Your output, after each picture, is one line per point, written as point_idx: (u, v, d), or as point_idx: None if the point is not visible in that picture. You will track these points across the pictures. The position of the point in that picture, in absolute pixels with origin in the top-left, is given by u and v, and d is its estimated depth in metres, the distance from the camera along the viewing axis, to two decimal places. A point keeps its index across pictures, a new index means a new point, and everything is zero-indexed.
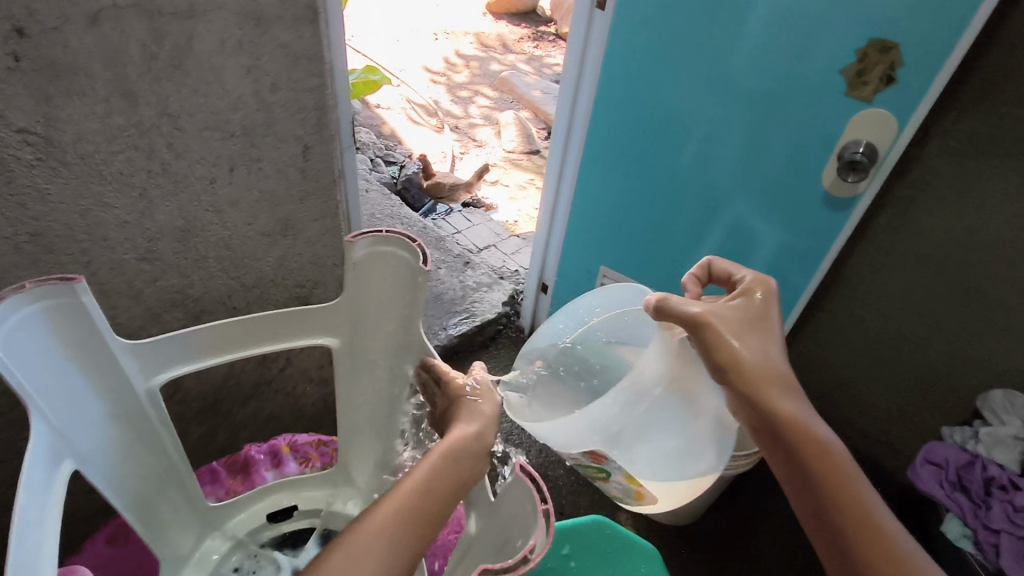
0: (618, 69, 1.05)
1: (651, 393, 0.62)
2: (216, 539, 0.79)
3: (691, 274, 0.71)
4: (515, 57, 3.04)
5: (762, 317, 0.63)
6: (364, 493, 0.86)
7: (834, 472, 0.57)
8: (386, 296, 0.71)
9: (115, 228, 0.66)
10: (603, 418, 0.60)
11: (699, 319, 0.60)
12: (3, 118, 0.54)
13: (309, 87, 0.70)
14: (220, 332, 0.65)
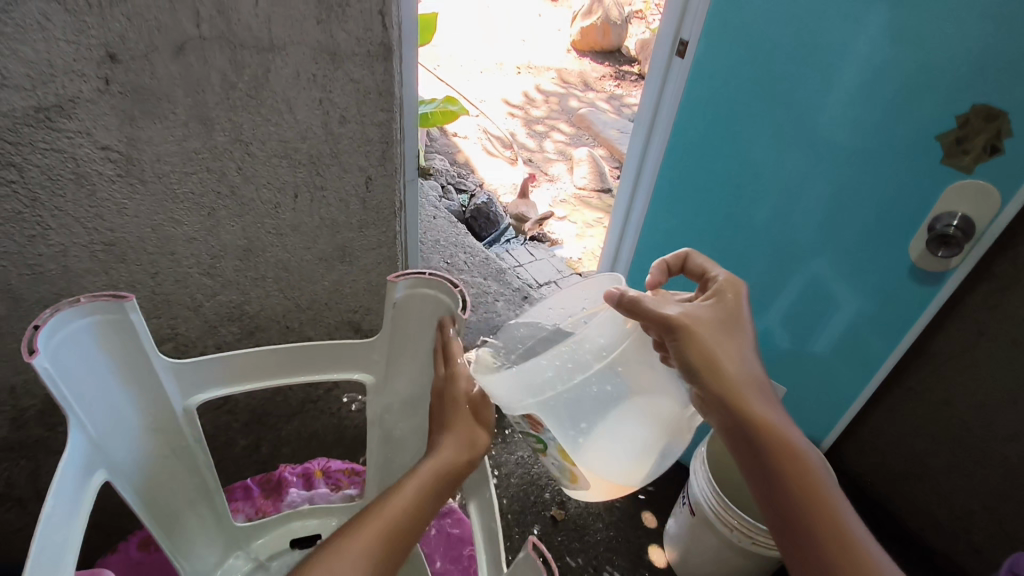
0: (695, 115, 1.02)
1: (590, 363, 0.59)
2: (239, 559, 0.81)
3: (663, 261, 0.69)
4: (595, 95, 3.05)
5: (734, 316, 0.63)
6: None
7: (803, 476, 0.57)
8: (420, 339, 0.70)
9: (183, 243, 0.68)
10: (540, 377, 0.58)
11: (674, 320, 0.58)
12: (90, 136, 0.57)
13: (377, 122, 0.71)
14: (257, 359, 0.67)
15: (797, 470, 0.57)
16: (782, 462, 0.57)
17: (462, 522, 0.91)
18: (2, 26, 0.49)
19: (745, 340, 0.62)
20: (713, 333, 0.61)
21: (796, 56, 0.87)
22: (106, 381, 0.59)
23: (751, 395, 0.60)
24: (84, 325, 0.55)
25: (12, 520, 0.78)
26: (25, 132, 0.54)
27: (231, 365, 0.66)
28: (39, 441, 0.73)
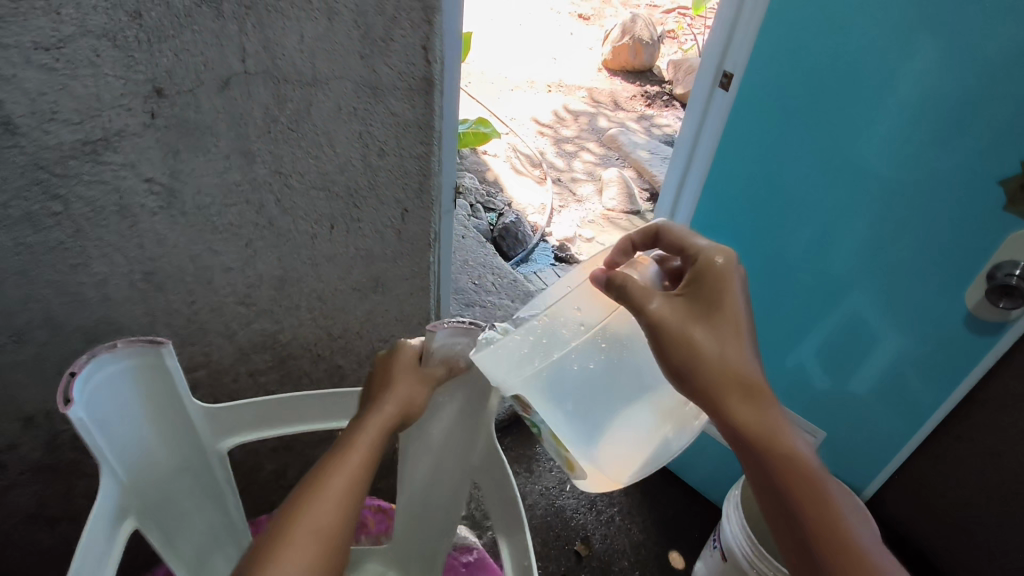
0: (733, 151, 0.98)
1: (568, 339, 0.58)
2: None
3: (628, 237, 0.62)
4: (626, 115, 3.02)
5: (725, 299, 0.55)
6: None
7: (811, 489, 0.52)
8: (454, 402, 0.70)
9: (220, 273, 0.68)
10: (519, 356, 0.56)
11: (651, 310, 0.54)
12: (134, 168, 0.57)
13: (415, 154, 0.70)
14: (292, 404, 0.65)
15: (806, 482, 0.52)
16: (789, 475, 0.52)
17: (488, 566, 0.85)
18: (53, 62, 0.49)
19: (742, 329, 0.54)
20: (701, 325, 0.54)
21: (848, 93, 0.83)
22: (134, 426, 0.60)
23: (751, 395, 0.54)
24: (122, 372, 0.56)
25: (40, 541, 0.78)
26: (71, 164, 0.54)
27: (262, 411, 0.66)
28: (70, 464, 0.73)
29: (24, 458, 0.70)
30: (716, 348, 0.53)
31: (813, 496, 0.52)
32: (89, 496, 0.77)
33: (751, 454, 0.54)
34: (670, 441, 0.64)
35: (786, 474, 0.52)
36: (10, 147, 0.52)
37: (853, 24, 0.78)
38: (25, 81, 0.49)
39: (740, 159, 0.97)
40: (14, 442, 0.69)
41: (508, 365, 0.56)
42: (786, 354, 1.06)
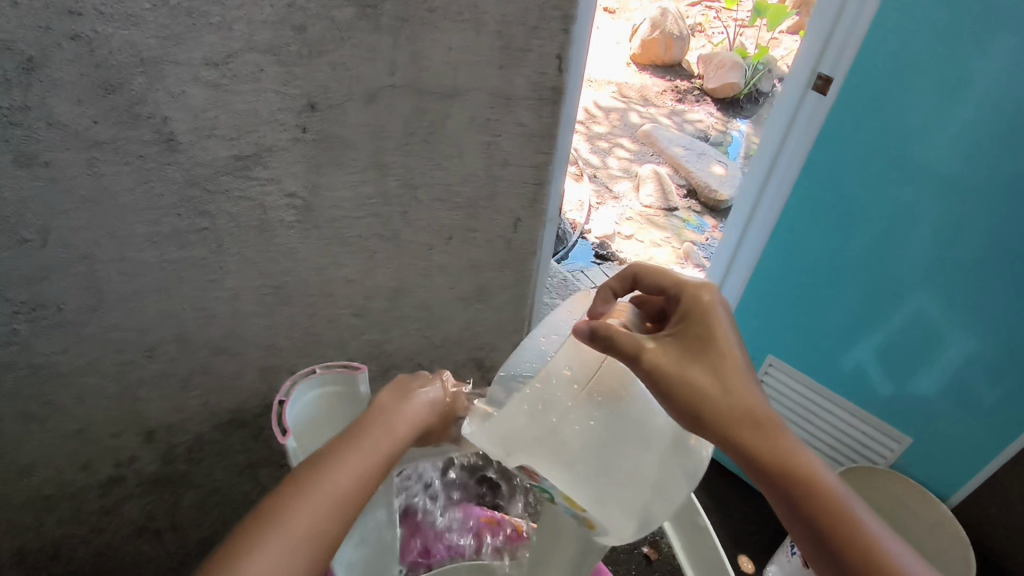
0: (818, 157, 0.98)
1: (563, 399, 0.51)
2: None
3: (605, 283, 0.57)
4: (657, 110, 2.91)
5: (710, 336, 0.49)
6: None
7: (848, 519, 0.46)
8: None
9: (342, 285, 0.67)
10: (513, 426, 0.50)
11: (644, 359, 0.47)
12: (279, 183, 0.56)
13: (534, 164, 0.68)
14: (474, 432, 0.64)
15: (841, 513, 0.46)
16: (828, 515, 0.46)
17: None
18: (219, 78, 0.48)
19: (741, 363, 0.48)
20: (690, 366, 0.48)
21: (937, 96, 0.83)
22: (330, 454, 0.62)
23: (762, 433, 0.47)
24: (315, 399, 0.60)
25: (146, 550, 0.78)
26: (223, 179, 0.53)
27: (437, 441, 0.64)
28: (182, 475, 0.74)
29: (142, 470, 0.70)
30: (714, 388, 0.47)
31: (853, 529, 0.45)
32: (197, 505, 0.77)
33: (778, 492, 0.47)
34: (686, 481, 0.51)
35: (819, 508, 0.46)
36: (169, 163, 0.50)
37: (933, 27, 0.80)
38: (192, 97, 0.48)
39: (817, 163, 0.98)
40: (134, 456, 0.68)
41: (504, 437, 0.51)
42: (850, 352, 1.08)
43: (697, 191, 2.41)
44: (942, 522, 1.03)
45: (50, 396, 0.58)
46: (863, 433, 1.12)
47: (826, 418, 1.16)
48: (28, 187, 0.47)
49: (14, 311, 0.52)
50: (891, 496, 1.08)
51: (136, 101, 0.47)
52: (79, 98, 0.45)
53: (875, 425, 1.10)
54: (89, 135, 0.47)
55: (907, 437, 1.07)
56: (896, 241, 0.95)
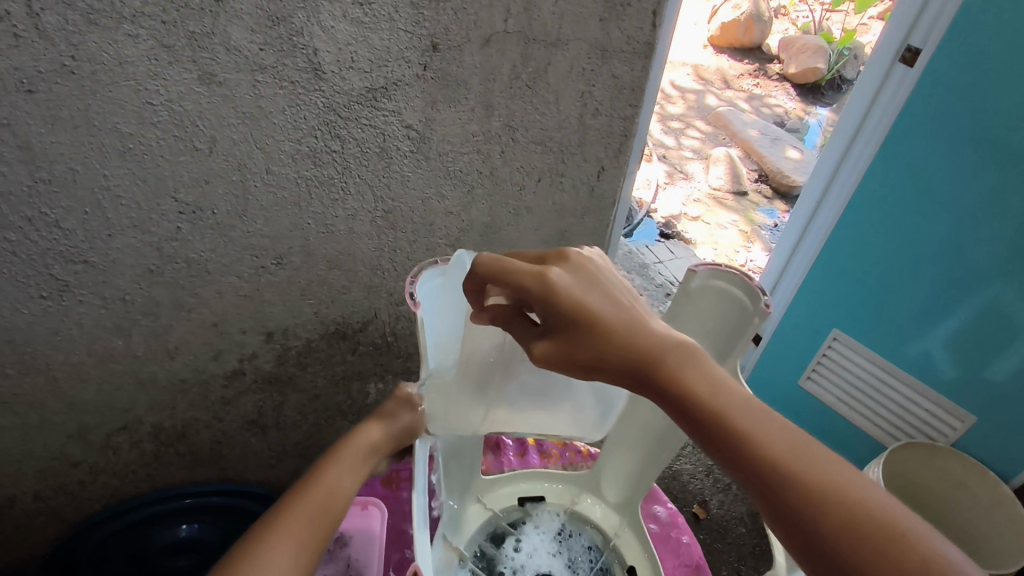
0: (898, 131, 1.00)
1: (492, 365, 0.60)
2: (475, 509, 0.73)
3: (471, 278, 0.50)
4: (734, 94, 2.85)
5: (571, 306, 0.45)
6: (613, 507, 0.75)
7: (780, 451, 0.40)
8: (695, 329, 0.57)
9: (442, 216, 0.75)
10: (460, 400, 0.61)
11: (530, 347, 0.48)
12: (400, 115, 0.64)
13: (623, 116, 0.74)
14: None
15: (769, 443, 0.40)
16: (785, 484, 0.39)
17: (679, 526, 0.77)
18: (363, 16, 0.56)
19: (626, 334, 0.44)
20: (566, 339, 0.45)
21: None
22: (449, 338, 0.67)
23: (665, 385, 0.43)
24: None
25: (252, 443, 0.90)
26: (355, 108, 0.62)
27: None
28: (289, 377, 0.84)
29: (259, 367, 0.81)
30: (599, 350, 0.44)
31: (786, 458, 0.40)
32: (298, 405, 0.88)
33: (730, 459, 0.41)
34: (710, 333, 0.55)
35: (748, 446, 0.40)
36: (314, 90, 0.59)
37: None
38: (339, 32, 0.56)
39: (897, 135, 1.00)
40: (255, 353, 0.79)
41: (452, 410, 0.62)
42: (920, 339, 1.09)
43: (769, 176, 2.37)
44: (1000, 502, 1.04)
45: (197, 289, 0.69)
46: (925, 411, 1.12)
47: (888, 395, 1.17)
48: (206, 102, 0.56)
49: (181, 211, 0.62)
50: (946, 475, 1.11)
51: (296, 32, 0.55)
52: (253, 25, 0.53)
53: (932, 405, 1.11)
54: (256, 60, 0.55)
55: (970, 416, 1.07)
56: (974, 223, 0.95)
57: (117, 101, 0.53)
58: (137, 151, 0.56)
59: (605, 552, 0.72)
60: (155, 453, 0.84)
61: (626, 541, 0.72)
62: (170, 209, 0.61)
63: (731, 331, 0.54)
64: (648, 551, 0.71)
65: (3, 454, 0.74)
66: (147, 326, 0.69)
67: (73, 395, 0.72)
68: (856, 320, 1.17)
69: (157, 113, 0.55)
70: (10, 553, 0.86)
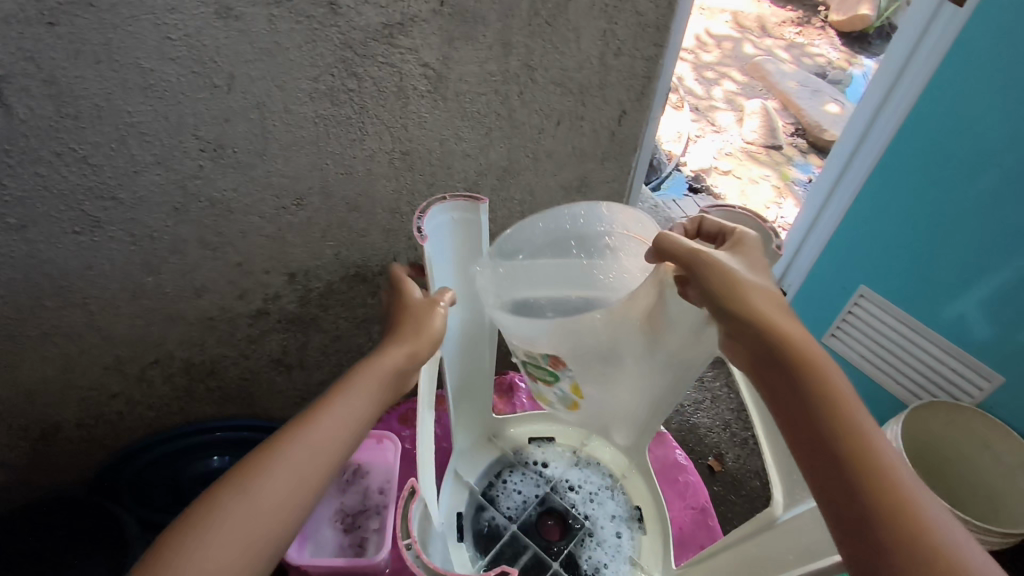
0: (943, 76, 0.95)
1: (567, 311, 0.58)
2: (489, 445, 0.76)
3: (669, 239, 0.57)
4: (772, 44, 2.68)
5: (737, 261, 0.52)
6: (623, 452, 0.75)
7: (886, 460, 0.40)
8: None
9: (459, 159, 0.75)
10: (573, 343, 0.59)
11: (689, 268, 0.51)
12: (416, 53, 0.63)
13: (646, 56, 0.71)
14: None
15: (859, 428, 0.41)
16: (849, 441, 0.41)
17: (688, 469, 0.77)
18: None
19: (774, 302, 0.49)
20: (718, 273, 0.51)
21: None
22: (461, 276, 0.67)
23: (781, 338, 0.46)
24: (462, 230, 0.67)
25: (278, 381, 0.94)
26: (371, 45, 0.61)
27: None
28: (313, 318, 0.87)
29: (283, 307, 0.83)
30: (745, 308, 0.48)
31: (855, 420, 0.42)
32: (321, 346, 0.91)
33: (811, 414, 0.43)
34: None
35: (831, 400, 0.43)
36: (330, 26, 0.58)
37: None
38: None
39: (938, 82, 0.96)
40: (278, 294, 0.81)
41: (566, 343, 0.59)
42: (955, 304, 1.05)
43: (806, 130, 2.28)
44: None
45: (220, 228, 0.70)
46: (950, 371, 1.10)
47: (913, 353, 1.14)
48: (222, 37, 0.56)
49: (202, 149, 0.63)
50: (972, 431, 1.07)
51: None
52: None
53: (955, 365, 1.08)
54: None
55: (999, 376, 1.04)
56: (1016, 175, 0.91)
57: (137, 35, 0.53)
58: (158, 87, 0.57)
59: (616, 489, 0.73)
60: (186, 387, 0.88)
61: (632, 482, 0.73)
62: (193, 147, 0.62)
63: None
64: (654, 491, 0.72)
65: (45, 382, 0.78)
66: (175, 263, 0.72)
67: (108, 329, 0.76)
68: (886, 276, 1.14)
69: (175, 48, 0.55)
70: (57, 476, 0.92)
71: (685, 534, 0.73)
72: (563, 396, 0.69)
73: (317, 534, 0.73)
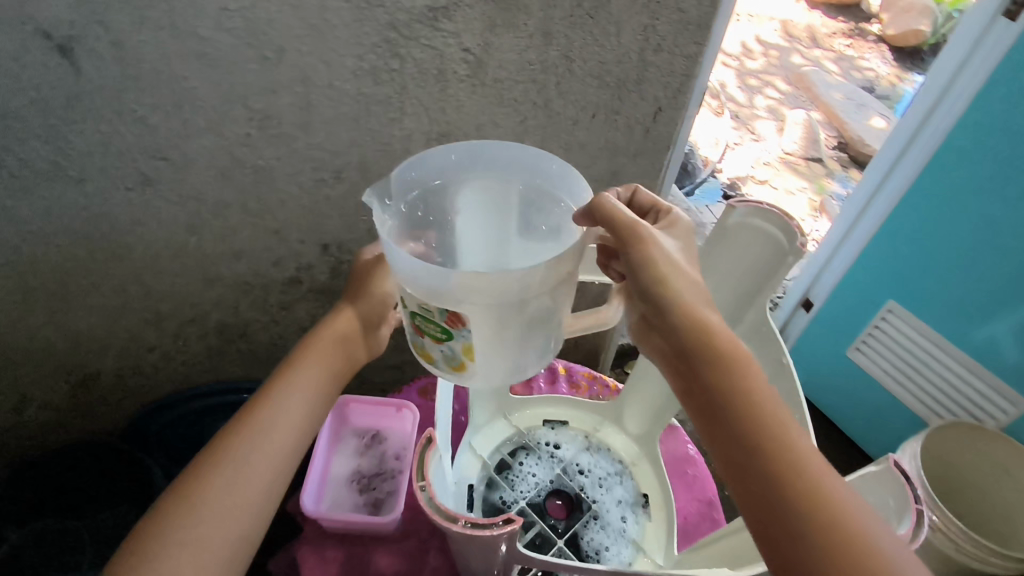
0: (991, 93, 0.93)
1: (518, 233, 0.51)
2: (502, 424, 0.77)
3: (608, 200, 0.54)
4: (823, 53, 2.52)
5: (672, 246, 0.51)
6: (634, 441, 0.76)
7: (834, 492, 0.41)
8: (729, 263, 0.60)
9: (494, 145, 0.77)
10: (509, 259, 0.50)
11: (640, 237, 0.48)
12: (459, 38, 0.65)
13: (686, 54, 0.72)
14: None
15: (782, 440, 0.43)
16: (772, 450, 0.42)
17: (698, 464, 0.78)
18: None
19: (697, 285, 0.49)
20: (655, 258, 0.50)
21: None
22: None
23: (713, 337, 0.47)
24: None
25: None
26: (416, 28, 0.63)
27: None
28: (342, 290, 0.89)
29: (314, 277, 0.86)
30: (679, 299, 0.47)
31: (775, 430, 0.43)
32: None
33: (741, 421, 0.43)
34: (749, 266, 0.59)
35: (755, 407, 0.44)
36: (379, 7, 0.61)
37: None
38: None
39: (985, 98, 0.93)
40: (311, 264, 0.84)
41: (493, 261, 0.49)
42: (988, 325, 1.04)
43: (848, 143, 2.23)
44: None
45: (261, 195, 0.74)
46: (975, 391, 1.09)
47: (939, 373, 1.13)
48: (276, 12, 0.59)
49: (250, 118, 0.66)
50: (991, 455, 1.07)
51: None
52: None
53: (985, 386, 1.08)
54: None
55: None
56: None
57: (198, 6, 0.57)
58: (213, 56, 0.60)
59: (625, 475, 0.74)
60: (218, 347, 0.92)
61: (642, 470, 0.74)
62: (241, 116, 0.65)
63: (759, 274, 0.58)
64: (662, 481, 0.73)
65: (88, 331, 0.83)
66: (217, 226, 0.76)
67: (150, 285, 0.80)
68: (917, 293, 1.12)
69: (232, 20, 0.58)
70: (93, 421, 0.97)
71: (689, 524, 0.74)
72: (450, 355, 0.51)
73: (335, 494, 0.76)
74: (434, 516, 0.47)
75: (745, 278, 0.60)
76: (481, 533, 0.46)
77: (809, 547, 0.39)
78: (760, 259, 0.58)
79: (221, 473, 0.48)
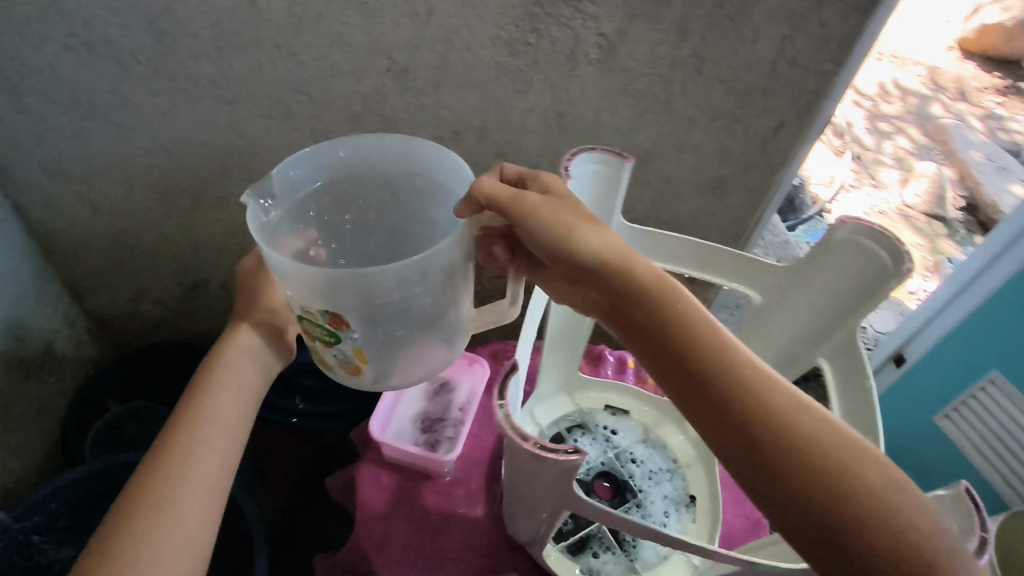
0: None
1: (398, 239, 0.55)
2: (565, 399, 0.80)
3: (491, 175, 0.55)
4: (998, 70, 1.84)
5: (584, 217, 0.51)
6: (691, 444, 0.76)
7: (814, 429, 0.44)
8: (828, 274, 0.62)
9: (609, 133, 0.79)
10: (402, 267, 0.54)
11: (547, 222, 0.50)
12: (596, 22, 0.67)
13: (820, 72, 0.71)
14: (695, 250, 0.67)
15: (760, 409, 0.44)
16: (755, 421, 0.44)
17: None
18: None
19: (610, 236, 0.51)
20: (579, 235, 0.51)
21: None
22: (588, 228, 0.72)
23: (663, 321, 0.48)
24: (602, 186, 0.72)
25: None
26: (559, 6, 0.66)
27: (670, 245, 0.68)
28: None
29: None
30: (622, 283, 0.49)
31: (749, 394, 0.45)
32: None
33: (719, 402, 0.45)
34: (850, 280, 0.60)
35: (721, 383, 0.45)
36: None
37: None
38: None
39: None
40: None
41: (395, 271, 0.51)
42: None
43: None
44: None
45: None
46: None
47: None
48: None
49: (390, 69, 0.71)
50: None
51: None
52: None
53: None
54: None
55: None
56: None
57: None
58: (370, 6, 0.65)
59: (677, 474, 0.74)
60: None
61: (694, 472, 0.74)
62: (383, 65, 0.71)
63: (858, 290, 0.60)
64: (713, 487, 0.72)
65: (210, 241, 0.92)
66: None
67: None
68: None
69: None
70: (197, 324, 1.07)
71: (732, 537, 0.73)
72: (344, 359, 0.53)
73: (399, 429, 0.81)
74: (510, 433, 0.49)
75: (844, 292, 0.61)
76: (549, 455, 0.47)
77: (819, 510, 0.42)
78: (860, 275, 0.60)
79: (157, 505, 0.47)
